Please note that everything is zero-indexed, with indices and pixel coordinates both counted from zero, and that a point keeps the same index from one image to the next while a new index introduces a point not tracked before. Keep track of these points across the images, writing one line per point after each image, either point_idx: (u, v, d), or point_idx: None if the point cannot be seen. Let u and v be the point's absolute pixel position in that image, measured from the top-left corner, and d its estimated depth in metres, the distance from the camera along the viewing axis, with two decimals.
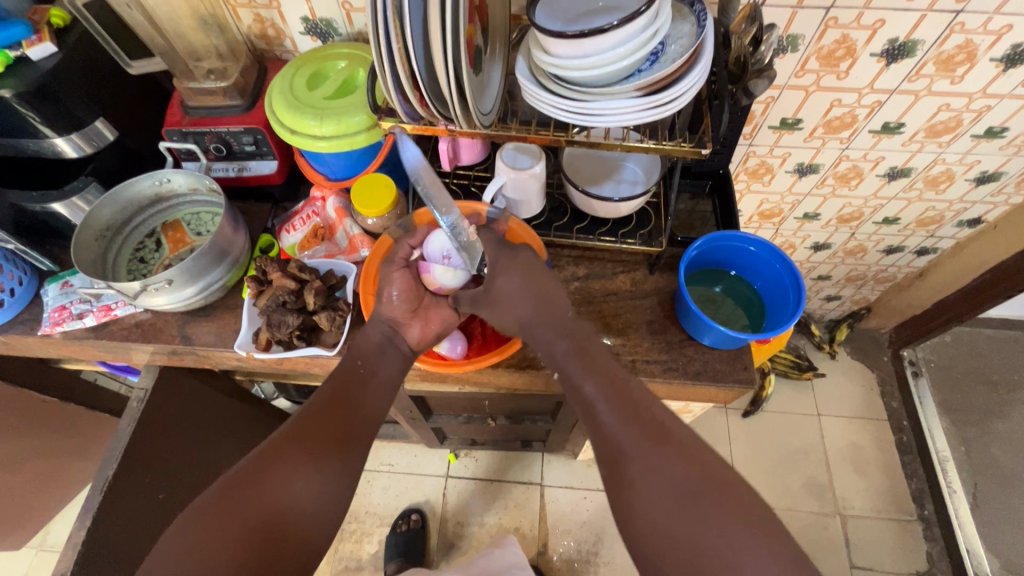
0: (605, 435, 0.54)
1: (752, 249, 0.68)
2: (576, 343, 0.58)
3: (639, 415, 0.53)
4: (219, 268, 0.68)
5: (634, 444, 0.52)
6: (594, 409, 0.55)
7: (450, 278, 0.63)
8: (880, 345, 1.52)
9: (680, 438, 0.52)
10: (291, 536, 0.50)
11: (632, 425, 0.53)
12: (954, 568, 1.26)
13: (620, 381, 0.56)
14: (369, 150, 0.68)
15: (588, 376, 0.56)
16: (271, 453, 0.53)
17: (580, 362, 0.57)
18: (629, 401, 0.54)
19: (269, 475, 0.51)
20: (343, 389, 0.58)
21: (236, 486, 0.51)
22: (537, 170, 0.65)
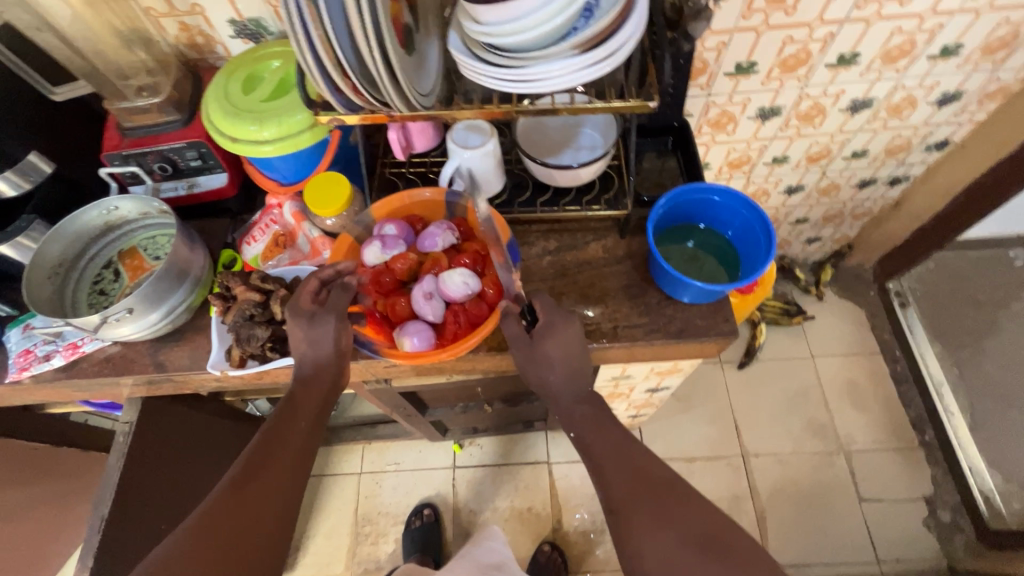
0: (610, 487, 0.64)
1: (717, 198, 0.67)
2: (592, 415, 0.69)
3: (637, 468, 0.64)
4: (181, 289, 0.66)
5: (639, 498, 0.61)
6: (600, 465, 0.65)
7: (453, 283, 0.61)
8: (866, 280, 1.52)
9: (676, 491, 0.62)
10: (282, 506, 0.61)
11: (635, 482, 0.63)
12: (959, 487, 1.28)
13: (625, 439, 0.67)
14: (317, 149, 0.66)
15: (598, 440, 0.67)
16: (258, 465, 0.61)
17: (591, 429, 0.68)
18: (625, 456, 0.65)
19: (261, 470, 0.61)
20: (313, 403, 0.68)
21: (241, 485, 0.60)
22: (489, 146, 0.63)
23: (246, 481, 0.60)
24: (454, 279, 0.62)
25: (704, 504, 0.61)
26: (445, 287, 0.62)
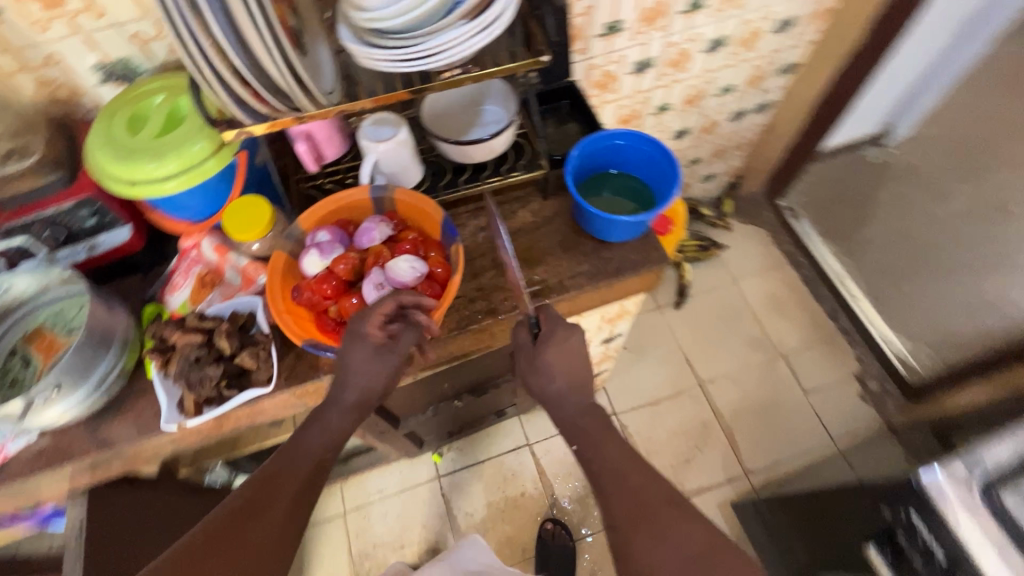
0: (611, 499, 0.59)
1: (620, 142, 0.72)
2: (591, 421, 0.63)
3: (635, 488, 0.58)
4: (109, 355, 0.61)
5: (635, 516, 0.57)
6: (601, 473, 0.60)
7: (402, 272, 0.57)
8: (759, 202, 1.68)
9: (686, 525, 0.56)
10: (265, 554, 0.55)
11: (633, 496, 0.58)
12: (881, 362, 1.44)
13: (625, 446, 0.61)
14: (224, 176, 0.64)
15: (606, 448, 0.61)
16: (248, 501, 0.56)
17: (589, 443, 0.61)
18: (631, 470, 0.59)
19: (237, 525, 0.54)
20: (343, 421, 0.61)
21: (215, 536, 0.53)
22: (401, 135, 0.63)
23: (237, 522, 0.55)
24: (403, 269, 0.57)
25: (709, 538, 0.55)
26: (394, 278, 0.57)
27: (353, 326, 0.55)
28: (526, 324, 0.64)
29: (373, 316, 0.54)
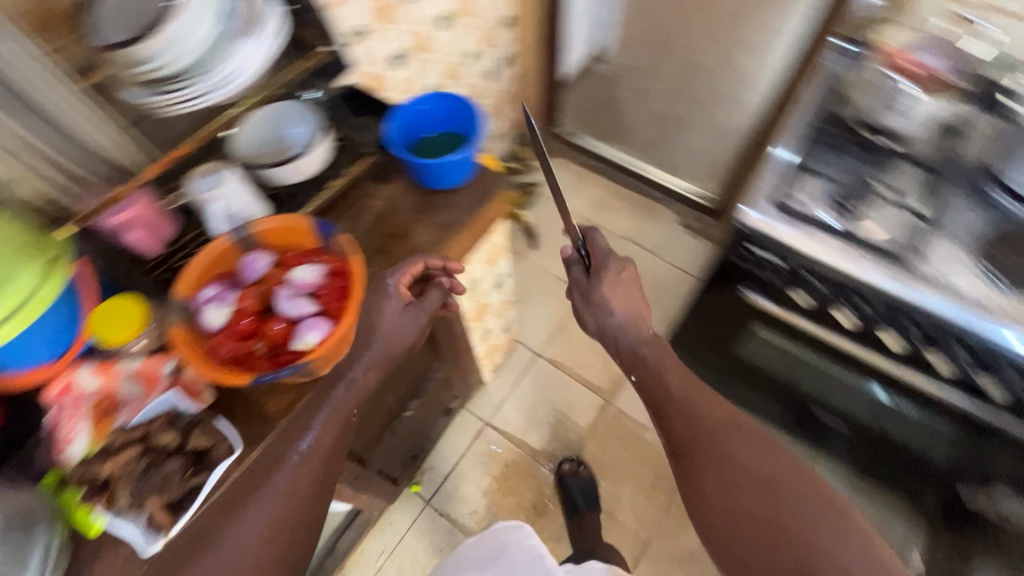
0: (680, 429, 0.73)
1: (426, 106, 0.83)
2: (661, 372, 0.79)
3: (724, 449, 0.68)
4: (39, 534, 0.53)
5: (700, 440, 0.70)
6: (689, 410, 0.74)
7: (305, 275, 0.63)
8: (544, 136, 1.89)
9: (745, 453, 0.67)
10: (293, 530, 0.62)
11: (699, 424, 0.72)
12: (688, 204, 1.78)
13: (716, 414, 0.72)
14: (68, 298, 0.57)
15: (678, 382, 0.77)
16: (273, 470, 0.61)
17: (677, 401, 0.75)
18: (729, 429, 0.70)
19: (266, 483, 0.61)
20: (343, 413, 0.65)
21: (244, 489, 0.60)
22: (230, 175, 0.67)
23: (262, 478, 0.61)
24: (301, 275, 0.63)
25: (785, 476, 0.65)
26: (297, 283, 0.62)
27: (381, 282, 0.68)
28: (579, 261, 0.87)
29: (400, 270, 0.68)
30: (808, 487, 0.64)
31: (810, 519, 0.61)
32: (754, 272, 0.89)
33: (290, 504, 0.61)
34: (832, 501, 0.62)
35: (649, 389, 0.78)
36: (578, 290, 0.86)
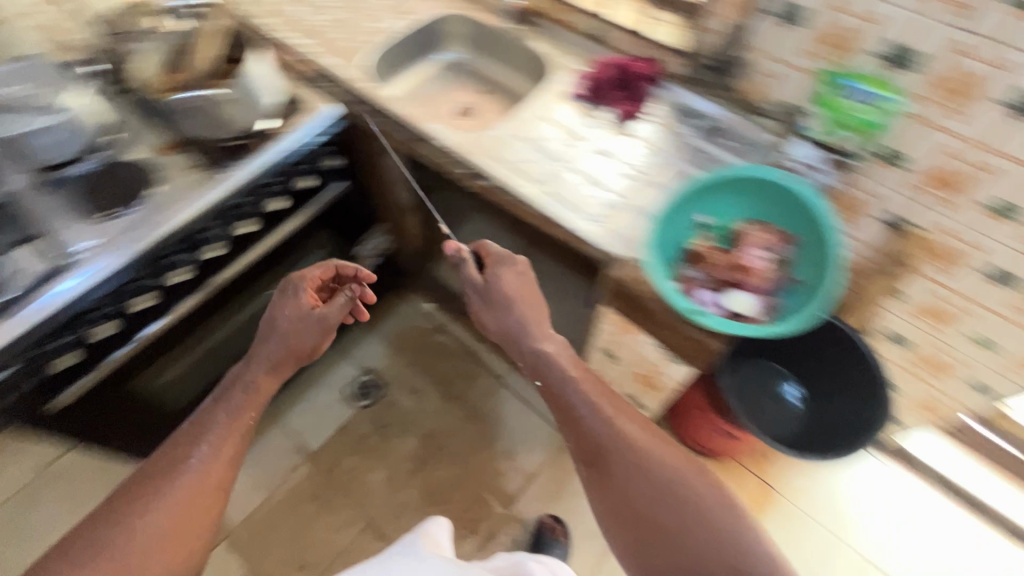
0: (592, 445, 0.76)
1: None
2: (570, 384, 0.80)
3: (622, 459, 0.73)
4: None
5: (611, 453, 0.74)
6: (580, 416, 0.77)
7: None
8: None
9: (652, 461, 0.72)
10: (192, 534, 0.67)
11: (607, 437, 0.75)
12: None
13: (620, 438, 0.74)
14: None
15: (587, 391, 0.79)
16: (174, 471, 0.71)
17: (582, 420, 0.77)
18: (624, 442, 0.74)
19: (167, 478, 0.70)
20: (230, 436, 0.76)
21: (137, 487, 0.69)
22: None
23: (164, 477, 0.70)
24: None
25: (675, 491, 0.69)
26: None
27: (294, 283, 0.86)
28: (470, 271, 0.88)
29: (317, 270, 0.87)
30: (683, 492, 0.69)
31: (676, 528, 0.66)
32: (27, 402, 0.78)
33: (177, 515, 0.67)
34: (719, 515, 0.66)
35: (558, 394, 0.80)
36: (476, 291, 0.87)
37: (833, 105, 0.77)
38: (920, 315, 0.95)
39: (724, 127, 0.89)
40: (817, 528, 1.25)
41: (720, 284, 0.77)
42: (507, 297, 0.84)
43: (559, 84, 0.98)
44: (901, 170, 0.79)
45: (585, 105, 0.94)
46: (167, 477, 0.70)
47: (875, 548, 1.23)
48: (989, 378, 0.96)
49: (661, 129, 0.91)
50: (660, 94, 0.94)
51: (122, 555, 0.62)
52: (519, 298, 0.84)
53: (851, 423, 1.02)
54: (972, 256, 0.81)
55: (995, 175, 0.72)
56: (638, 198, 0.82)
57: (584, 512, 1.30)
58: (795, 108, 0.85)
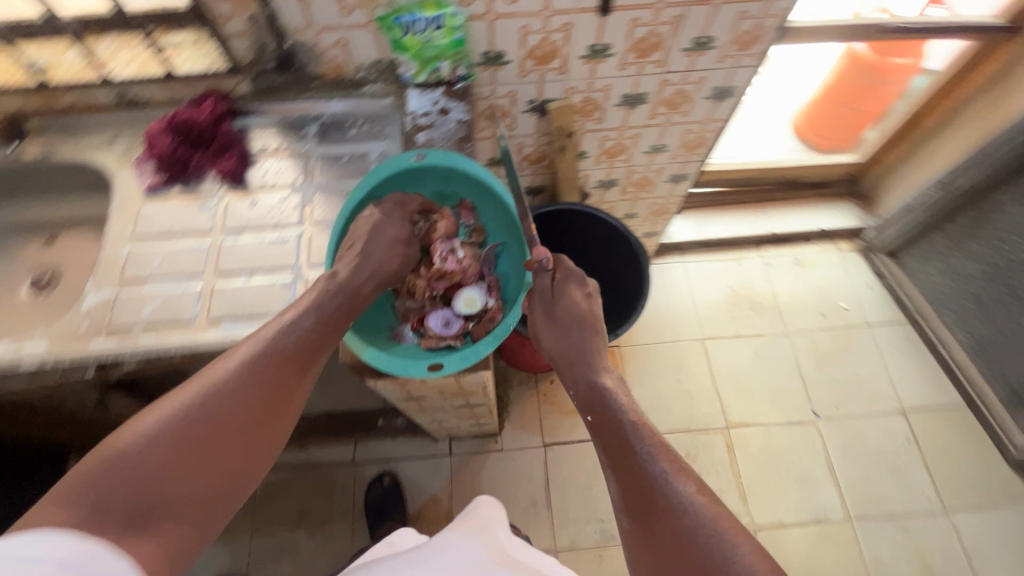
0: (632, 491, 0.54)
1: None
2: (612, 414, 0.60)
3: (677, 520, 0.50)
4: None
5: (658, 508, 0.51)
6: (624, 453, 0.56)
7: None
8: None
9: (711, 534, 0.48)
10: (242, 465, 0.49)
11: (651, 487, 0.53)
12: None
13: (680, 501, 0.51)
14: None
15: (624, 418, 0.59)
16: (272, 374, 0.52)
17: (629, 454, 0.56)
18: (675, 497, 0.51)
19: (260, 378, 0.51)
20: (317, 336, 0.57)
21: (241, 373, 0.51)
22: None
23: (255, 380, 0.51)
24: None
25: None
26: None
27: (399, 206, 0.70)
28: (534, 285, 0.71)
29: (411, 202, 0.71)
30: None
31: None
32: None
33: (250, 415, 0.50)
34: None
35: (613, 427, 0.59)
36: (541, 297, 0.71)
37: (408, 47, 0.70)
38: (607, 158, 1.02)
39: (337, 118, 0.78)
40: (662, 347, 1.42)
41: (442, 298, 0.74)
42: (569, 312, 0.68)
43: (126, 184, 0.73)
44: (506, 66, 0.78)
45: (176, 190, 0.73)
46: (256, 368, 0.52)
47: (702, 326, 1.44)
48: (681, 170, 1.09)
49: (280, 161, 0.75)
50: (248, 123, 0.77)
51: (173, 452, 0.45)
52: (591, 322, 0.68)
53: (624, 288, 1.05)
54: (604, 97, 0.87)
55: (573, 29, 0.73)
56: (313, 253, 0.69)
57: (507, 499, 1.24)
58: (384, 62, 0.75)
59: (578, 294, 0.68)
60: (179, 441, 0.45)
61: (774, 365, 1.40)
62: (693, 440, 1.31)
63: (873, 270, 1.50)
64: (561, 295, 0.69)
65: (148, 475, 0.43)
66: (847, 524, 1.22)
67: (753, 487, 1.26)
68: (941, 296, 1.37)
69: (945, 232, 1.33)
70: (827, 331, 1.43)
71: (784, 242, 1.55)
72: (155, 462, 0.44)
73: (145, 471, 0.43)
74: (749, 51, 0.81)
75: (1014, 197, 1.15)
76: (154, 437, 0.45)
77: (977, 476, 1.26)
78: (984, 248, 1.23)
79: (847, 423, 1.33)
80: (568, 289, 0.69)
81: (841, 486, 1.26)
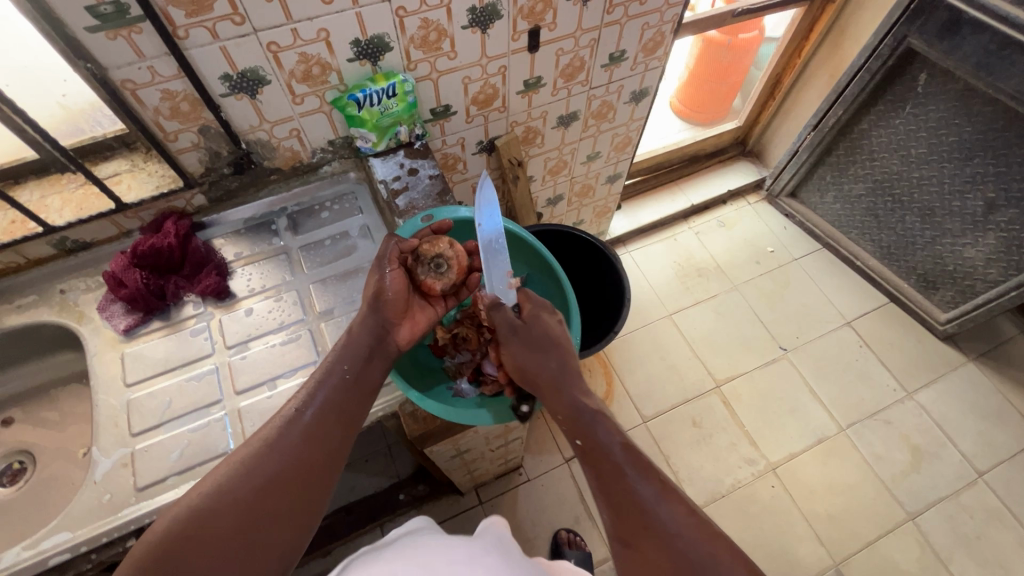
0: (620, 516, 0.52)
1: None
2: (596, 434, 0.58)
3: (670, 543, 0.48)
4: None
5: (646, 530, 0.50)
6: (610, 477, 0.55)
7: None
8: None
9: (706, 555, 0.47)
10: (286, 519, 0.49)
11: (636, 511, 0.52)
12: None
13: (671, 517, 0.50)
14: None
15: (612, 440, 0.57)
16: (321, 423, 0.55)
17: (616, 477, 0.54)
18: (662, 516, 0.50)
19: (314, 428, 0.55)
20: (345, 401, 0.58)
21: (294, 426, 0.54)
22: None
23: (307, 432, 0.54)
24: None
25: None
26: None
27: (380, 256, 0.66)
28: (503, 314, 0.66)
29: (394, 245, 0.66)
30: None
31: None
32: None
33: (294, 467, 0.52)
34: None
35: (601, 453, 0.56)
36: (508, 330, 0.65)
37: (366, 120, 0.71)
38: (551, 177, 1.09)
39: (302, 206, 0.77)
40: (638, 334, 1.50)
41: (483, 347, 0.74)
42: (541, 337, 0.65)
43: (99, 333, 0.67)
44: (454, 116, 0.82)
45: (158, 324, 0.68)
46: (301, 420, 0.55)
47: (664, 304, 1.55)
48: (614, 170, 1.18)
49: (261, 265, 0.72)
50: (212, 235, 0.74)
51: (229, 500, 0.47)
52: (560, 341, 0.65)
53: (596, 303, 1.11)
54: (542, 123, 0.93)
55: (508, 70, 0.79)
56: (332, 343, 0.67)
57: (551, 525, 1.23)
58: (340, 140, 0.76)
59: (552, 320, 0.66)
60: (235, 489, 0.48)
61: (736, 318, 1.53)
62: (694, 408, 1.39)
63: (783, 213, 1.71)
64: (533, 323, 0.66)
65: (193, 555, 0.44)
66: (843, 435, 1.36)
67: (758, 431, 1.36)
68: (843, 219, 1.59)
69: (829, 164, 1.54)
70: (766, 275, 1.60)
71: (704, 210, 1.72)
72: (201, 544, 0.44)
73: (188, 553, 0.44)
74: (654, 55, 0.91)
75: (873, 122, 1.37)
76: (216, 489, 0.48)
77: (921, 357, 1.46)
78: (863, 169, 1.45)
79: (810, 348, 1.48)
80: (541, 318, 0.66)
81: (826, 404, 1.40)
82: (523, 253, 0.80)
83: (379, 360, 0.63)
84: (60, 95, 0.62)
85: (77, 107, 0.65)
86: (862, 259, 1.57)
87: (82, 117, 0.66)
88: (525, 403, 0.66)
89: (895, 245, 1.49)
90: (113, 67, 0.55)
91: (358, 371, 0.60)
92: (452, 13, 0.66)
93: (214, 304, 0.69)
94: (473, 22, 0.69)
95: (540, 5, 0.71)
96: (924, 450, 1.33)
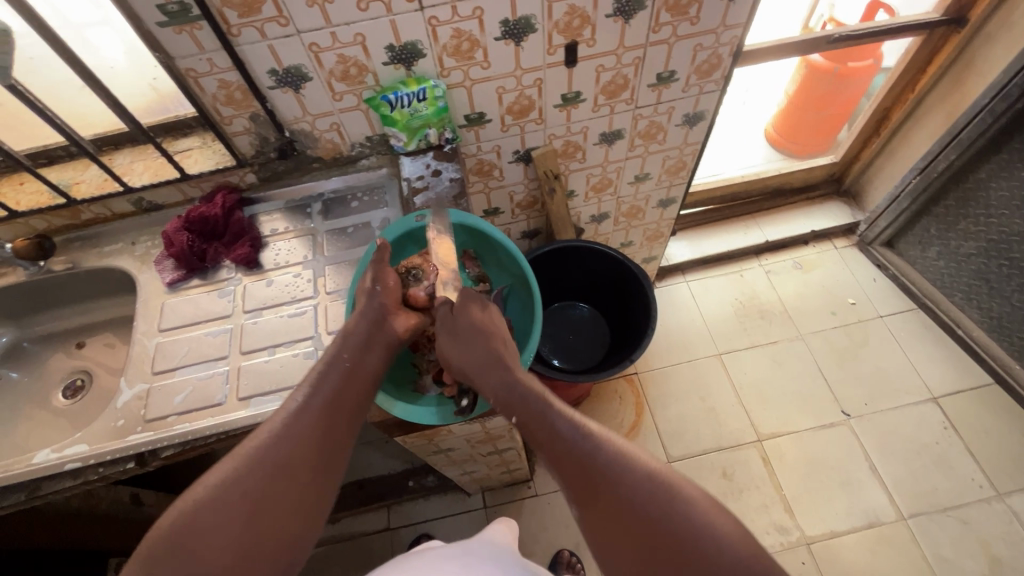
0: (568, 472, 0.55)
1: None
2: (533, 407, 0.61)
3: (614, 486, 0.52)
4: None
5: (587, 476, 0.54)
6: (552, 439, 0.58)
7: None
8: None
9: (646, 488, 0.51)
10: (278, 514, 0.52)
11: (576, 463, 0.55)
12: None
13: (605, 459, 0.54)
14: None
15: (546, 408, 0.60)
16: (315, 417, 0.58)
17: (559, 439, 0.57)
18: (602, 458, 0.54)
19: (308, 424, 0.57)
20: (344, 391, 0.61)
21: (289, 425, 0.56)
22: None
23: (299, 428, 0.56)
24: None
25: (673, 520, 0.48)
26: None
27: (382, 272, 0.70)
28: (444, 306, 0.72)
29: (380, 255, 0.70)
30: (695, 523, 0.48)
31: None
32: None
33: (286, 466, 0.54)
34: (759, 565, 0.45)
35: (541, 423, 0.59)
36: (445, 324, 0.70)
37: (397, 120, 0.75)
38: (594, 194, 1.07)
39: (337, 194, 0.84)
40: (680, 368, 1.42)
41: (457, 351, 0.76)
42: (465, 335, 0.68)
43: (150, 282, 0.77)
44: (488, 124, 0.84)
45: (196, 281, 0.77)
46: (296, 417, 0.57)
47: (715, 341, 1.45)
48: (667, 194, 1.13)
49: (291, 241, 0.80)
50: (257, 211, 0.82)
51: (223, 503, 0.50)
52: (485, 326, 0.69)
53: (634, 325, 1.08)
54: (583, 139, 0.92)
55: (545, 83, 0.79)
56: (331, 322, 0.72)
57: (549, 545, 1.21)
58: (376, 137, 0.81)
59: (476, 311, 0.70)
60: (227, 489, 0.51)
61: (795, 371, 1.39)
62: (727, 457, 1.29)
63: (875, 263, 1.52)
64: (460, 314, 0.70)
65: (198, 546, 0.48)
66: (902, 524, 1.18)
67: (798, 498, 1.23)
68: (946, 278, 1.38)
69: (935, 215, 1.35)
70: (841, 328, 1.44)
71: (780, 249, 1.58)
72: (206, 540, 0.48)
73: (194, 549, 0.48)
74: (710, 77, 0.87)
75: (993, 172, 1.18)
76: (210, 490, 0.51)
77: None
78: (976, 225, 1.26)
79: (879, 419, 1.30)
80: (469, 310, 0.71)
81: (887, 485, 1.22)
82: (513, 270, 0.81)
83: (375, 356, 0.66)
84: (152, 78, 0.74)
85: (165, 91, 0.76)
86: (964, 328, 1.35)
87: (169, 99, 0.77)
88: (464, 399, 0.71)
89: (1007, 317, 1.27)
90: (179, 57, 0.64)
91: (356, 368, 0.63)
92: (484, 24, 0.68)
93: (241, 272, 0.77)
94: (505, 34, 0.70)
95: (577, 20, 0.71)
96: (1007, 563, 1.12)
